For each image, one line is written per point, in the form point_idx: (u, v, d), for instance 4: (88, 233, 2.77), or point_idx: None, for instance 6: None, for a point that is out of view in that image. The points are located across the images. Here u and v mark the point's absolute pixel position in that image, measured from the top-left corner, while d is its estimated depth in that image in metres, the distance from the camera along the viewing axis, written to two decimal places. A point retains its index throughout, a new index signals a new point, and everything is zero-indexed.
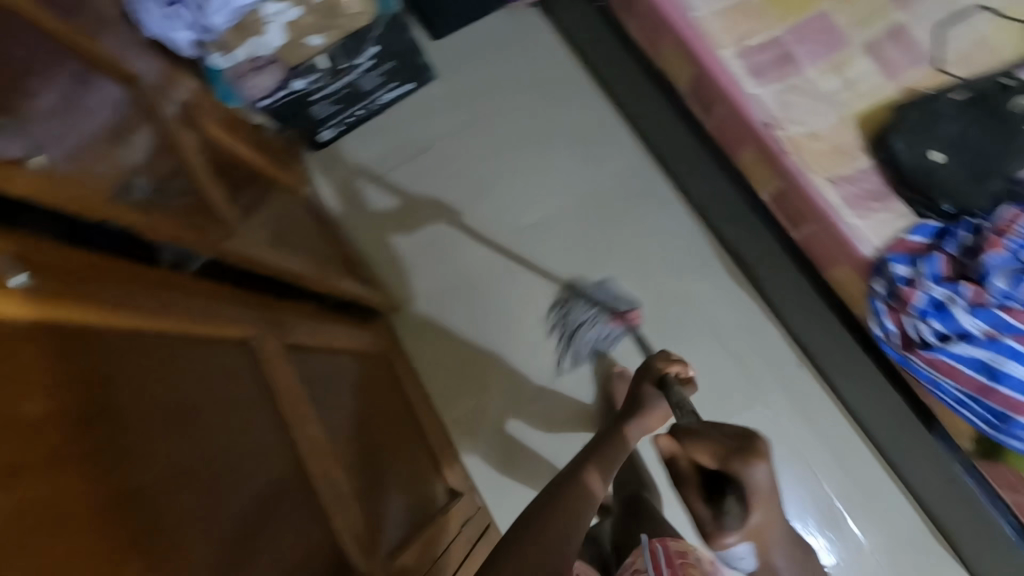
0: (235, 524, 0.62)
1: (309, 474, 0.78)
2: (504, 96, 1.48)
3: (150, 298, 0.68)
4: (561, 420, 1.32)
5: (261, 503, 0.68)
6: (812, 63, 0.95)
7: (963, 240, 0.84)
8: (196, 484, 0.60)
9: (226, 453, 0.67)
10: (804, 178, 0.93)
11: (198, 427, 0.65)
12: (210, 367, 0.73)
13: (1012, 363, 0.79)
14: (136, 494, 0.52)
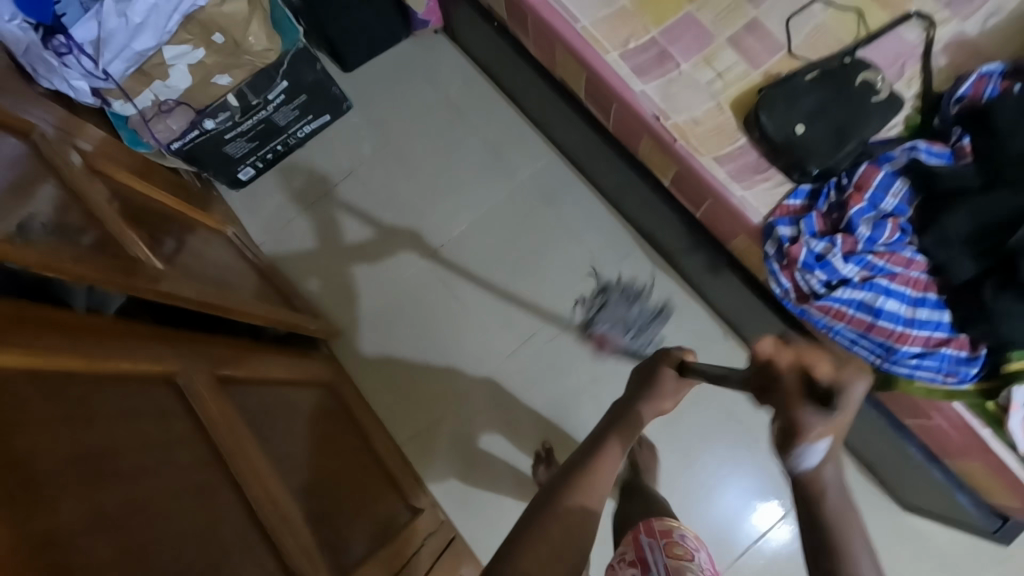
0: (177, 551, 0.62)
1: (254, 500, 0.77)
2: (426, 121, 1.54)
3: (62, 334, 0.67)
4: (522, 424, 1.35)
5: (205, 529, 0.67)
6: (686, 59, 1.06)
7: (833, 199, 0.95)
8: (131, 514, 0.60)
9: (160, 484, 0.66)
10: (695, 160, 1.02)
11: (126, 459, 0.64)
12: (131, 400, 0.71)
13: (886, 299, 0.89)
14: (65, 528, 0.52)
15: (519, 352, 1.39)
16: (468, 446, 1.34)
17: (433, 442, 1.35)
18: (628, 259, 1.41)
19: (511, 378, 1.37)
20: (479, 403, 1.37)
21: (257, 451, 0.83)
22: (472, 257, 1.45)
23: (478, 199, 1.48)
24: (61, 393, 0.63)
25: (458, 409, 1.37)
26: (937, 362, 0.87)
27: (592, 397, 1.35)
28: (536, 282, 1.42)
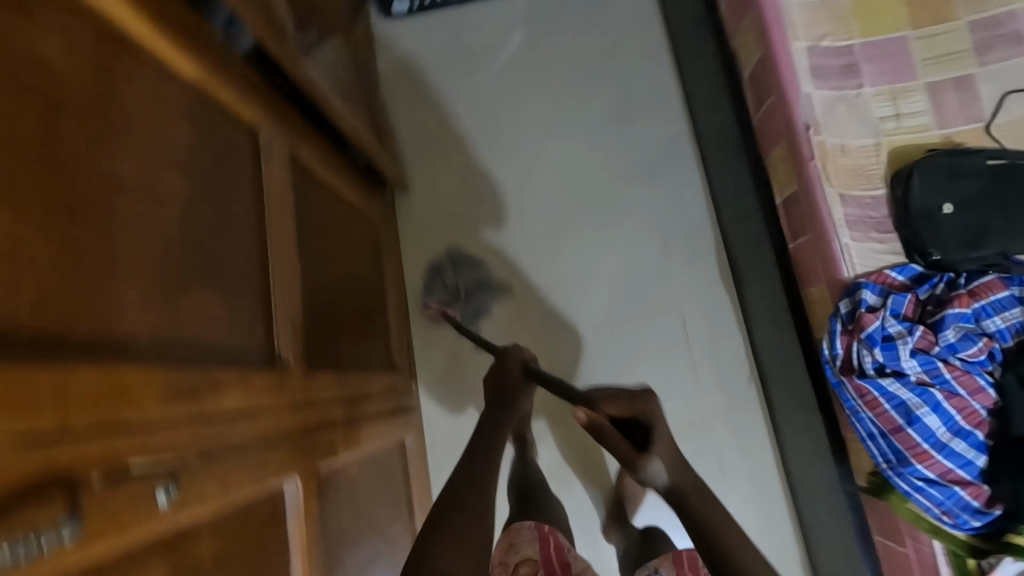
0: (213, 263, 0.67)
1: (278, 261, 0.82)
2: (585, 36, 1.49)
3: (199, 41, 0.70)
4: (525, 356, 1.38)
5: (237, 262, 0.72)
6: (872, 84, 0.95)
7: (935, 291, 0.87)
8: (195, 211, 0.66)
9: (222, 203, 0.71)
10: (820, 187, 0.94)
11: (205, 167, 0.69)
12: (224, 127, 0.76)
13: (928, 412, 0.83)
14: (141, 186, 0.57)
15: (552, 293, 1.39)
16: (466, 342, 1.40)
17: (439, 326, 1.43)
18: (699, 268, 1.34)
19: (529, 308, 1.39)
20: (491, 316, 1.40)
21: (293, 233, 0.88)
22: (558, 187, 1.43)
23: (593, 135, 1.44)
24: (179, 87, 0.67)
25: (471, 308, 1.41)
26: (942, 496, 0.82)
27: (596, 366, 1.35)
28: (601, 238, 1.40)
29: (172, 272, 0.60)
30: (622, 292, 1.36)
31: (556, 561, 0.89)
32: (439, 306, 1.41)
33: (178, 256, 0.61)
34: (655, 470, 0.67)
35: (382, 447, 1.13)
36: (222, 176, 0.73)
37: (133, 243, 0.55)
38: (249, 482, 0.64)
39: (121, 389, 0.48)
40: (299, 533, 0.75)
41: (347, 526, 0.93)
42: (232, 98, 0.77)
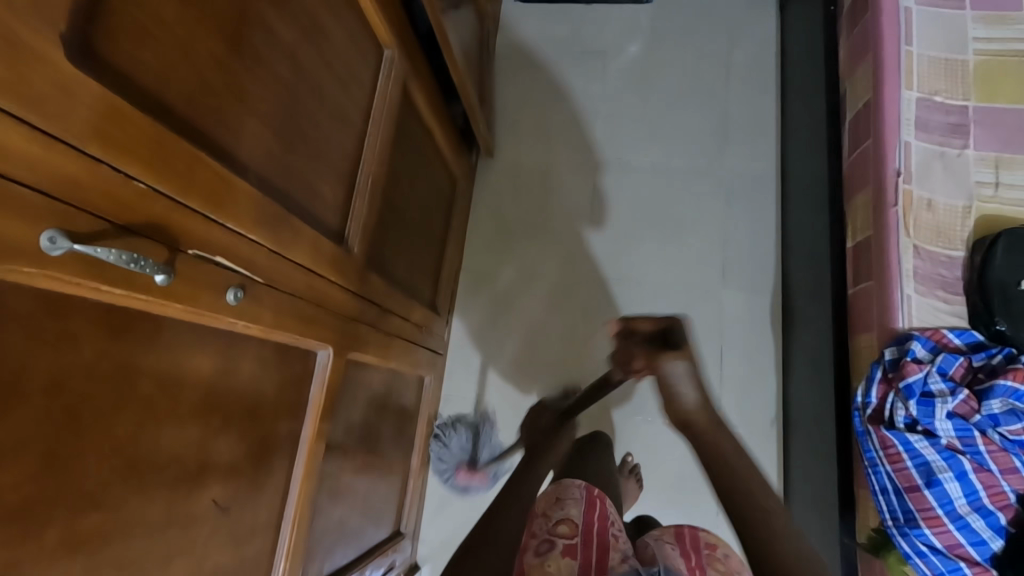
0: (318, 138, 0.75)
1: (370, 163, 0.90)
2: (700, 59, 1.54)
3: None
4: (565, 347, 1.43)
5: (336, 147, 0.81)
6: (978, 148, 0.94)
7: (991, 360, 0.84)
8: (317, 89, 0.74)
9: (338, 92, 0.80)
10: (895, 234, 0.92)
11: (332, 57, 0.78)
12: (358, 32, 0.85)
13: (951, 479, 0.80)
14: (280, 46, 0.66)
15: (602, 286, 1.44)
16: (509, 310, 1.47)
17: (485, 289, 1.49)
18: (754, 301, 1.36)
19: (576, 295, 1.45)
20: (537, 292, 1.47)
21: (387, 145, 0.96)
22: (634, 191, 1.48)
23: (681, 153, 1.49)
24: None
25: (522, 280, 1.48)
26: (944, 567, 0.79)
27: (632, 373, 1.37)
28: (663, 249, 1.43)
29: (286, 128, 0.68)
30: (673, 303, 1.39)
31: (598, 532, 0.75)
32: (465, 464, 1.36)
33: (294, 119, 0.70)
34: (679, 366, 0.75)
35: (405, 372, 1.18)
36: (346, 71, 0.82)
37: (265, 89, 0.63)
38: (294, 328, 0.71)
39: (230, 192, 0.56)
40: (317, 401, 0.80)
41: (355, 424, 0.97)
42: (373, 11, 0.87)
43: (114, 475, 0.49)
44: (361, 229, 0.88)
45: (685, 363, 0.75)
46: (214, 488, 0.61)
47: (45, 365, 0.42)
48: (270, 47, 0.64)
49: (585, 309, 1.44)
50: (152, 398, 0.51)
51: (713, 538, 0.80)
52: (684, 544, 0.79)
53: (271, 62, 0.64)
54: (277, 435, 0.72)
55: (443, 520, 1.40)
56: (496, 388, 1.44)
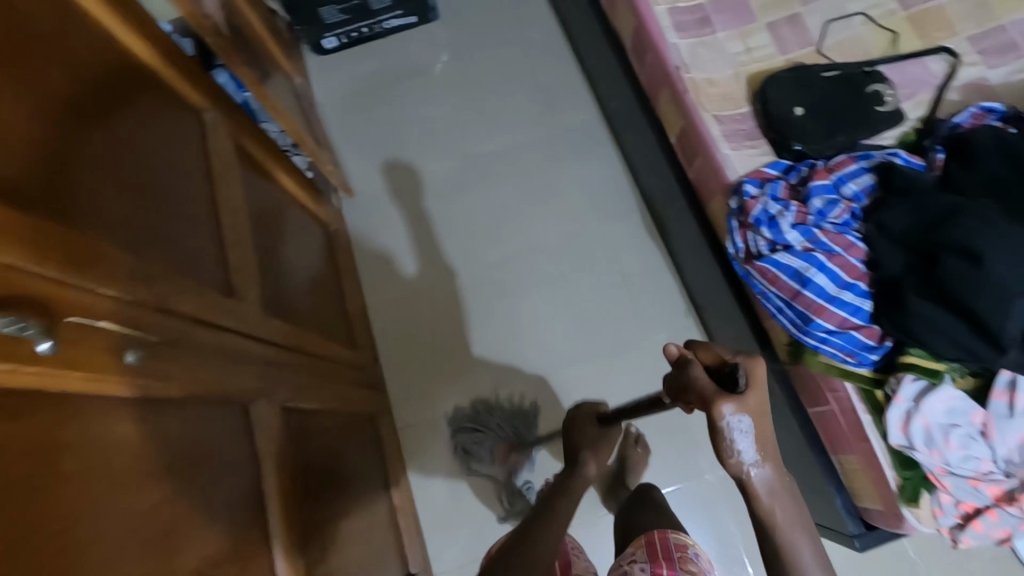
0: (164, 201, 0.75)
1: (238, 221, 0.92)
2: (499, 49, 1.73)
3: (152, 28, 0.83)
4: (499, 333, 1.48)
5: (191, 208, 0.81)
6: (723, 28, 1.15)
7: (802, 175, 1.02)
8: (150, 157, 0.74)
9: (174, 159, 0.81)
10: (697, 114, 1.11)
11: (156, 126, 0.79)
12: (174, 103, 0.87)
13: (817, 272, 0.95)
14: (99, 118, 0.66)
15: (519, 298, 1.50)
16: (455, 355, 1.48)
17: (424, 349, 1.49)
18: (629, 228, 1.53)
19: (505, 316, 1.49)
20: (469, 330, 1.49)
21: (243, 199, 0.97)
22: (498, 182, 1.61)
23: (521, 136, 1.64)
24: (132, 60, 0.78)
25: (450, 321, 1.50)
26: (843, 341, 0.93)
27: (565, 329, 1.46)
28: (552, 229, 1.55)
29: (129, 196, 0.67)
30: (576, 267, 1.51)
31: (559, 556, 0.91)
32: (507, 447, 1.35)
33: (135, 187, 0.69)
34: (740, 421, 0.58)
35: (351, 414, 1.15)
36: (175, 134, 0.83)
37: (95, 159, 0.63)
38: (212, 380, 0.69)
39: (90, 254, 0.55)
40: (269, 453, 0.78)
41: (322, 473, 0.95)
42: (180, 78, 0.89)
43: (65, 565, 0.44)
44: (245, 278, 0.88)
45: (749, 419, 0.59)
46: (191, 552, 0.58)
47: None
48: (87, 116, 0.64)
49: (504, 294, 1.51)
50: (88, 472, 0.49)
51: (680, 542, 0.93)
52: (656, 559, 0.90)
53: (93, 134, 0.64)
54: (238, 491, 0.70)
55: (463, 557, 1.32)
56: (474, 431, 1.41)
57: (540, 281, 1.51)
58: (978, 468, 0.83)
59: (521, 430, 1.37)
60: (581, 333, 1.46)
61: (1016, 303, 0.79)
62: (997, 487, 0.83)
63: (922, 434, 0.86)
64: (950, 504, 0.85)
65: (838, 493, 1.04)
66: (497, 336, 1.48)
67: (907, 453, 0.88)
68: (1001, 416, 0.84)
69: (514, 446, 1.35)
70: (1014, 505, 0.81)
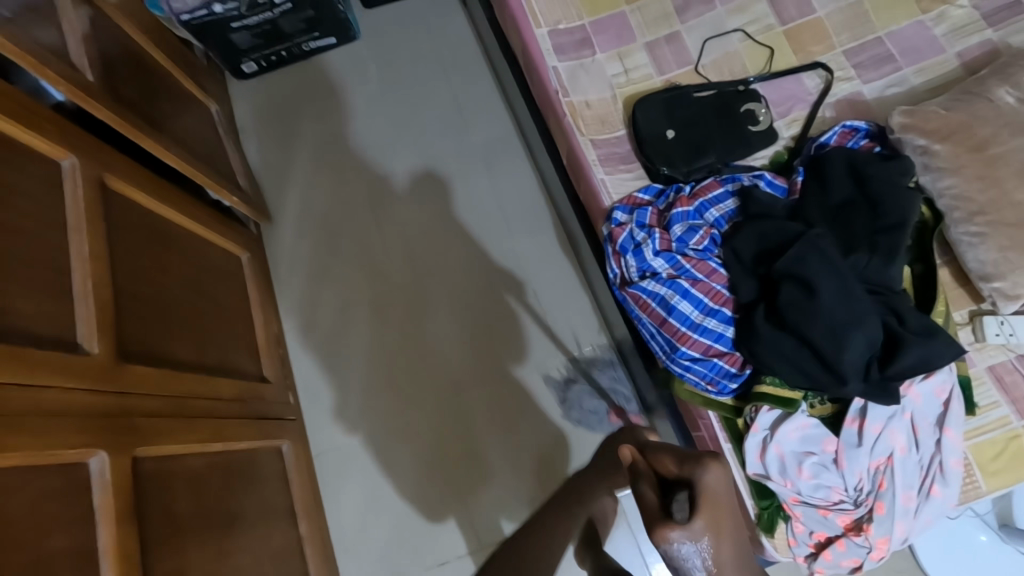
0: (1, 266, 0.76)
1: (102, 271, 0.93)
2: (420, 67, 1.73)
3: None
4: (415, 356, 1.49)
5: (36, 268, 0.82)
6: (602, 50, 1.14)
7: (670, 200, 1.01)
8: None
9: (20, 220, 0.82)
10: (574, 137, 1.10)
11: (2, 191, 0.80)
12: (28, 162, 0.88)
13: (680, 299, 0.95)
14: None
15: (430, 324, 1.51)
16: (380, 382, 1.48)
17: (345, 376, 1.50)
18: (542, 244, 1.53)
19: (541, 388, 1.44)
20: (468, 374, 1.47)
21: (107, 244, 0.97)
22: (552, 364, 1.45)
23: (572, 300, 1.48)
24: None
25: (368, 348, 1.51)
26: (706, 369, 0.93)
27: (480, 351, 1.48)
28: (596, 406, 1.41)
29: None
30: (492, 287, 1.52)
31: None
32: (619, 409, 1.40)
33: None
34: (690, 548, 0.46)
35: (240, 449, 1.14)
36: (20, 192, 0.84)
37: None
38: (25, 442, 0.69)
39: None
40: (106, 505, 0.78)
41: (197, 519, 0.96)
42: (35, 135, 0.89)
43: None
44: (93, 325, 0.88)
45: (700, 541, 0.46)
46: None
47: None
48: None
49: (422, 314, 1.52)
50: None
51: None
52: None
53: None
54: (52, 556, 0.69)
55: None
56: (389, 459, 1.43)
57: (457, 304, 1.52)
58: (829, 498, 0.83)
59: (633, 389, 1.41)
60: (495, 358, 1.47)
61: (850, 334, 0.79)
62: (846, 516, 0.83)
63: (777, 464, 0.86)
64: (803, 534, 0.84)
65: None
66: (417, 359, 1.49)
67: (763, 483, 0.87)
68: (851, 445, 0.84)
69: (625, 408, 1.40)
70: (860, 534, 0.81)
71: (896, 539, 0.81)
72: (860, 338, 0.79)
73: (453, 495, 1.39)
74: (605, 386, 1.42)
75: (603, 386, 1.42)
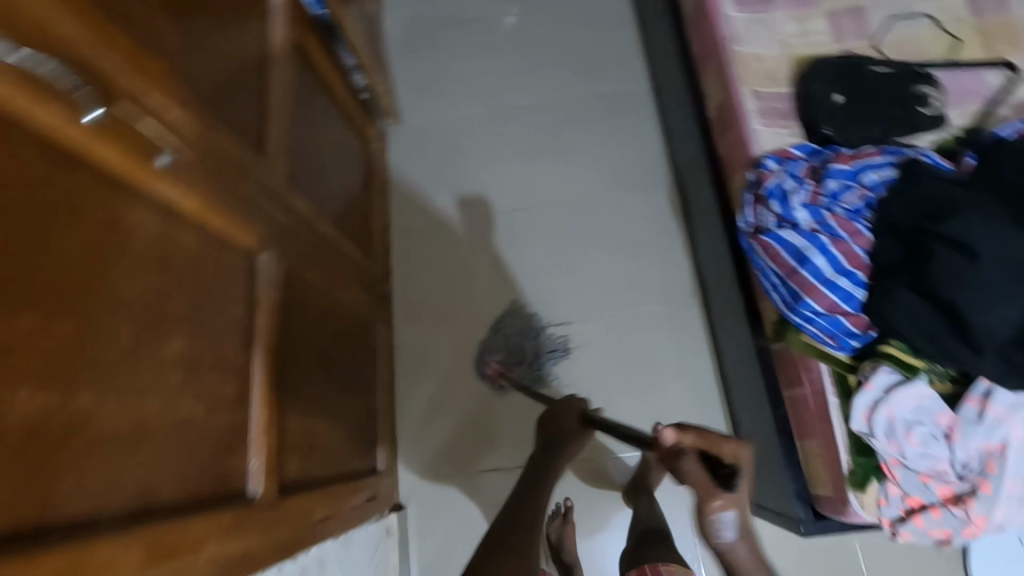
0: (227, 68, 0.84)
1: (283, 106, 1.00)
2: (567, 11, 1.77)
3: None
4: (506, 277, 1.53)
5: (246, 81, 0.90)
6: (783, 9, 1.15)
7: (826, 159, 1.03)
8: (220, 22, 0.84)
9: (241, 34, 0.90)
10: (737, 86, 1.12)
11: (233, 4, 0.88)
12: None
13: (817, 254, 0.94)
14: None
15: (524, 253, 1.55)
16: (468, 293, 1.54)
17: (437, 282, 1.56)
18: (651, 201, 1.56)
19: (490, 327, 1.50)
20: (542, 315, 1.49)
21: (290, 85, 1.05)
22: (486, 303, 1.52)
23: (669, 265, 1.50)
24: None
25: (461, 260, 1.57)
26: (827, 325, 0.93)
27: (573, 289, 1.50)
28: (491, 351, 1.47)
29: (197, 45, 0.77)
30: (594, 231, 1.55)
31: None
32: (500, 364, 1.45)
33: (203, 40, 0.78)
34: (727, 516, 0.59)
35: (347, 311, 1.22)
36: (246, 8, 0.92)
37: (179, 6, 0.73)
38: (228, 213, 0.77)
39: (157, 71, 0.65)
40: (266, 299, 0.85)
41: (314, 353, 1.04)
42: None
43: (83, 315, 0.53)
44: (278, 146, 0.96)
45: (735, 513, 0.59)
46: (176, 341, 0.66)
47: (25, 169, 0.48)
48: None
49: (523, 240, 1.56)
50: (94, 247, 0.55)
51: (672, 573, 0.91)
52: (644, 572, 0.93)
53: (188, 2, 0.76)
54: (229, 321, 0.77)
55: (433, 475, 1.41)
56: (462, 365, 1.48)
57: (557, 239, 1.55)
58: (933, 466, 0.84)
59: (536, 355, 1.44)
60: (583, 298, 1.49)
61: (1003, 310, 0.78)
62: (946, 488, 0.85)
63: (885, 425, 0.86)
64: (896, 496, 0.87)
65: (794, 480, 1.07)
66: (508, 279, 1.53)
67: (864, 440, 0.89)
68: (969, 422, 0.83)
69: (506, 366, 1.45)
70: (959, 506, 0.83)
71: (994, 520, 0.81)
72: (1013, 316, 0.78)
73: (517, 415, 1.43)
74: (518, 331, 1.47)
75: (514, 330, 1.47)
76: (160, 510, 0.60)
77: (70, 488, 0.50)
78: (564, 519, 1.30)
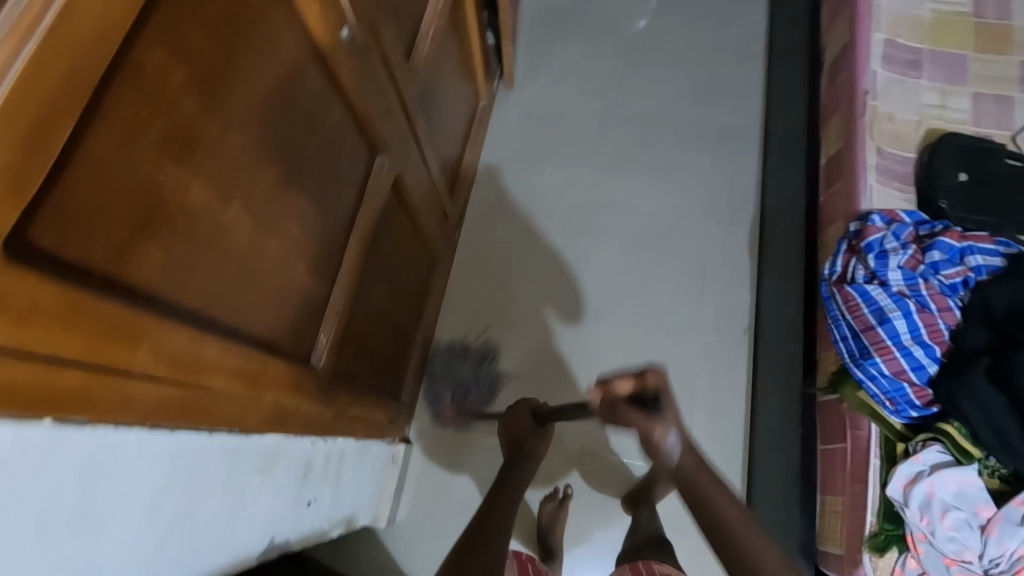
0: None
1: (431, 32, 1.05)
2: (701, 32, 1.78)
3: None
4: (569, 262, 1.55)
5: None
6: (929, 79, 1.15)
7: (934, 231, 1.02)
8: None
9: None
10: (862, 139, 1.11)
11: None
12: None
13: (900, 317, 0.94)
14: None
15: (592, 246, 1.56)
16: (529, 266, 1.56)
17: (502, 247, 1.58)
18: (731, 232, 1.56)
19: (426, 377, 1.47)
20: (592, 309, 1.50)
21: (440, 15, 1.09)
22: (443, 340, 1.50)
23: (731, 298, 1.49)
24: None
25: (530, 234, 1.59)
26: (890, 387, 0.92)
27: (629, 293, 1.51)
28: (439, 393, 1.44)
29: None
30: (666, 245, 1.56)
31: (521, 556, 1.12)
32: (454, 407, 1.43)
33: None
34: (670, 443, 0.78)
35: (421, 243, 1.26)
36: None
37: None
38: (369, 104, 0.81)
39: None
40: (371, 197, 0.89)
41: (387, 268, 1.08)
42: None
43: (250, 139, 0.57)
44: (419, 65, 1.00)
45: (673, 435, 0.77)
46: (302, 200, 0.70)
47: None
48: None
49: (596, 233, 1.58)
50: (274, 85, 0.59)
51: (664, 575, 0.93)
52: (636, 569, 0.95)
53: None
54: (342, 203, 0.82)
55: (445, 424, 1.43)
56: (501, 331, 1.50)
57: (628, 242, 1.56)
58: (960, 553, 0.83)
59: (477, 378, 1.44)
60: (637, 305, 1.50)
61: None
62: None
63: (922, 498, 0.85)
64: (913, 571, 0.86)
65: None
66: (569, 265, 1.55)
67: (896, 508, 0.88)
68: (1011, 521, 0.82)
69: (459, 403, 1.43)
70: None
71: None
72: None
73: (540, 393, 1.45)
74: (446, 372, 1.46)
75: (443, 372, 1.46)
76: (250, 337, 0.63)
77: (201, 286, 0.54)
78: (560, 504, 1.32)
